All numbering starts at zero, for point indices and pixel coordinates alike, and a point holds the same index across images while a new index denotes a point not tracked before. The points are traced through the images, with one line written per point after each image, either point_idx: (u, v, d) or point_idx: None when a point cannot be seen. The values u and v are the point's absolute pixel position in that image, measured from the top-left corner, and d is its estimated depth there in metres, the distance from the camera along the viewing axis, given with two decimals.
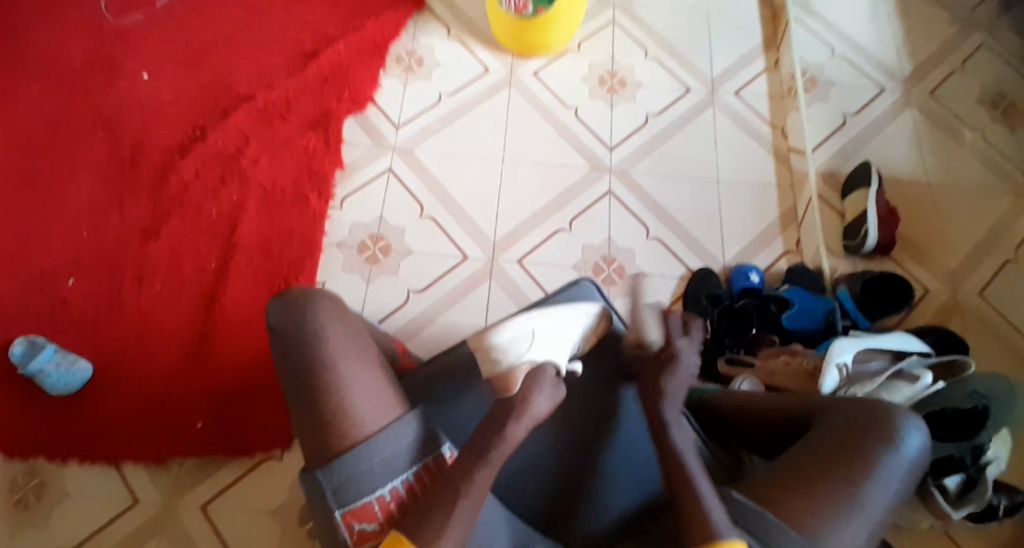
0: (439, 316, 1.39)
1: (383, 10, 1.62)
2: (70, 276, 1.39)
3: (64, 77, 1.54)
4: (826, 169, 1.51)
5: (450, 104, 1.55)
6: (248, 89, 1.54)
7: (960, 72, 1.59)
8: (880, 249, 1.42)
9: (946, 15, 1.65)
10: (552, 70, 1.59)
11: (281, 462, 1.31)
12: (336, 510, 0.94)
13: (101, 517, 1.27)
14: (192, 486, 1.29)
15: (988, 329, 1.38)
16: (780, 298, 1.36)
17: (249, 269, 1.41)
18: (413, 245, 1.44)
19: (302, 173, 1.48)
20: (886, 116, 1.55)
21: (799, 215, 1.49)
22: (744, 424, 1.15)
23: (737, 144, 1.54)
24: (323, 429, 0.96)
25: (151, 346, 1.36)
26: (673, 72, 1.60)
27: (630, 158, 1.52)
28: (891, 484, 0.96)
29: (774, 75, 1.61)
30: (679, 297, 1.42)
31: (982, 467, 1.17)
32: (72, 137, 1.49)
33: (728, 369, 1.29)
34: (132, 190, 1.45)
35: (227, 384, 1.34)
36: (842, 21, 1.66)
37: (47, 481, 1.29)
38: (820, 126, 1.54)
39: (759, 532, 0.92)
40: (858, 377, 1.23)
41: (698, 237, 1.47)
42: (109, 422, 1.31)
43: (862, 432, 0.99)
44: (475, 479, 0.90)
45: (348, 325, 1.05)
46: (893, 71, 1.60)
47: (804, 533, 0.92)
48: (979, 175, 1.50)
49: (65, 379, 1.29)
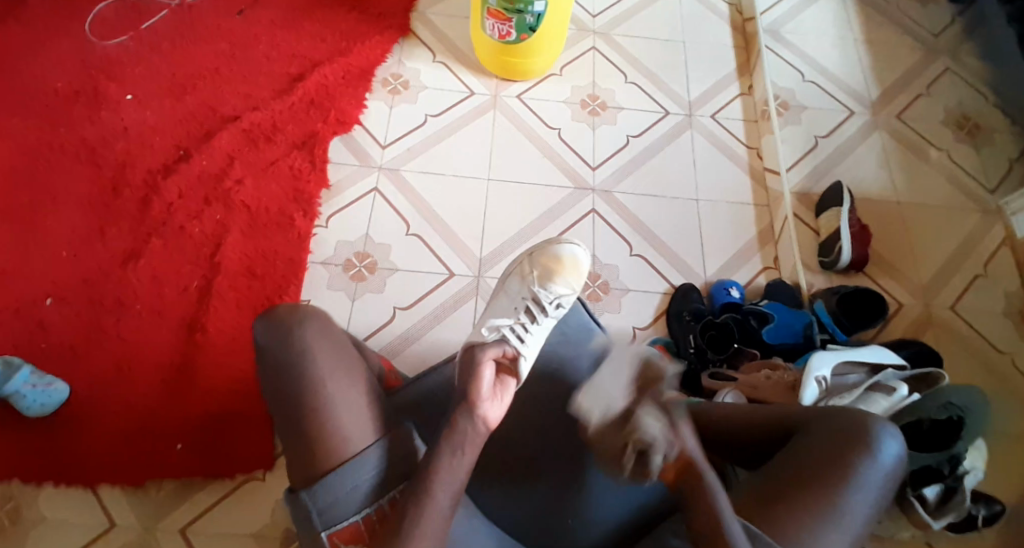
0: (424, 334, 1.40)
1: (368, 36, 1.65)
2: (48, 296, 1.37)
3: (44, 99, 1.53)
4: (801, 188, 1.56)
5: (435, 126, 1.58)
6: (234, 111, 1.55)
7: (925, 96, 1.67)
8: (854, 266, 1.46)
9: (910, 43, 1.74)
10: (534, 93, 1.63)
11: (264, 483, 1.30)
12: (321, 532, 0.94)
13: (77, 542, 1.24)
14: (172, 510, 1.27)
15: (958, 341, 1.43)
16: (759, 312, 1.39)
17: (233, 288, 1.40)
18: (399, 263, 1.45)
19: (288, 194, 1.48)
20: (855, 139, 1.62)
21: (775, 233, 1.53)
22: (723, 436, 1.14)
23: (713, 165, 1.59)
24: (313, 448, 0.96)
25: (130, 368, 1.34)
26: (651, 96, 1.65)
27: (612, 177, 1.56)
28: (869, 493, 0.99)
29: (748, 99, 1.68)
30: (662, 313, 1.46)
31: (959, 476, 1.21)
32: (53, 157, 1.48)
33: (712, 382, 1.31)
34: (114, 211, 1.44)
35: (209, 405, 1.32)
36: (810, 49, 1.73)
37: (21, 505, 1.25)
38: (794, 147, 1.60)
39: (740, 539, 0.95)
40: (836, 389, 1.26)
41: (680, 253, 1.50)
42: (87, 446, 1.28)
43: (842, 447, 1.01)
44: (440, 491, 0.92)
45: (336, 342, 1.02)
46: (861, 96, 1.67)
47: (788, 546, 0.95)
48: (946, 194, 1.56)
49: (41, 400, 1.26)
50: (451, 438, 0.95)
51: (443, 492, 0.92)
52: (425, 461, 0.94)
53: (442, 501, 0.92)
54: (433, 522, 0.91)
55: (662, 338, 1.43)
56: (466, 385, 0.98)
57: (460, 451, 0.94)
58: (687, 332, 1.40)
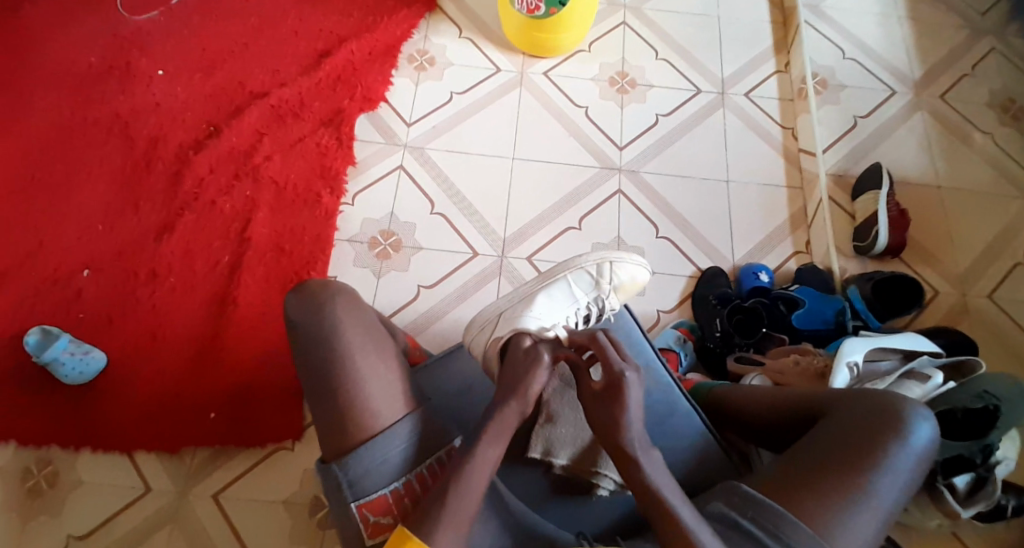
0: (447, 313, 1.40)
1: (395, 11, 1.63)
2: (85, 268, 1.40)
3: (80, 74, 1.55)
4: (837, 170, 1.51)
5: (460, 103, 1.56)
6: (262, 87, 1.55)
7: (971, 76, 1.60)
8: (890, 251, 1.42)
9: (956, 19, 1.66)
10: (562, 70, 1.60)
11: (293, 453, 1.32)
12: (351, 503, 0.97)
13: (113, 505, 1.28)
14: (204, 477, 1.30)
15: (997, 330, 1.38)
16: (789, 297, 1.36)
17: (262, 263, 1.42)
18: (424, 241, 1.45)
19: (314, 171, 1.49)
20: (896, 119, 1.56)
21: (809, 216, 1.49)
22: (750, 420, 1.14)
23: (746, 145, 1.55)
24: (339, 422, 0.98)
25: (163, 339, 1.37)
26: (683, 73, 1.61)
27: (639, 157, 1.53)
28: (900, 475, 0.97)
29: (784, 77, 1.62)
30: (688, 296, 1.43)
31: (991, 465, 1.14)
32: (88, 132, 1.51)
33: (738, 367, 1.29)
34: (147, 185, 1.47)
35: (239, 377, 1.35)
36: (851, 25, 1.66)
37: (60, 469, 1.29)
38: (830, 128, 1.55)
39: (769, 524, 0.94)
40: (868, 376, 1.22)
41: (708, 236, 1.47)
42: (122, 413, 1.32)
43: (871, 430, 0.99)
44: (475, 470, 0.94)
45: (364, 316, 1.04)
46: (903, 75, 1.60)
47: (816, 530, 0.93)
48: (989, 178, 1.50)
49: (80, 368, 1.30)
50: (495, 428, 0.98)
51: (479, 473, 0.94)
52: (463, 446, 0.97)
53: (478, 482, 0.94)
54: (470, 500, 0.93)
55: (688, 322, 1.41)
56: (518, 379, 1.02)
57: (491, 434, 0.97)
58: (712, 316, 1.38)
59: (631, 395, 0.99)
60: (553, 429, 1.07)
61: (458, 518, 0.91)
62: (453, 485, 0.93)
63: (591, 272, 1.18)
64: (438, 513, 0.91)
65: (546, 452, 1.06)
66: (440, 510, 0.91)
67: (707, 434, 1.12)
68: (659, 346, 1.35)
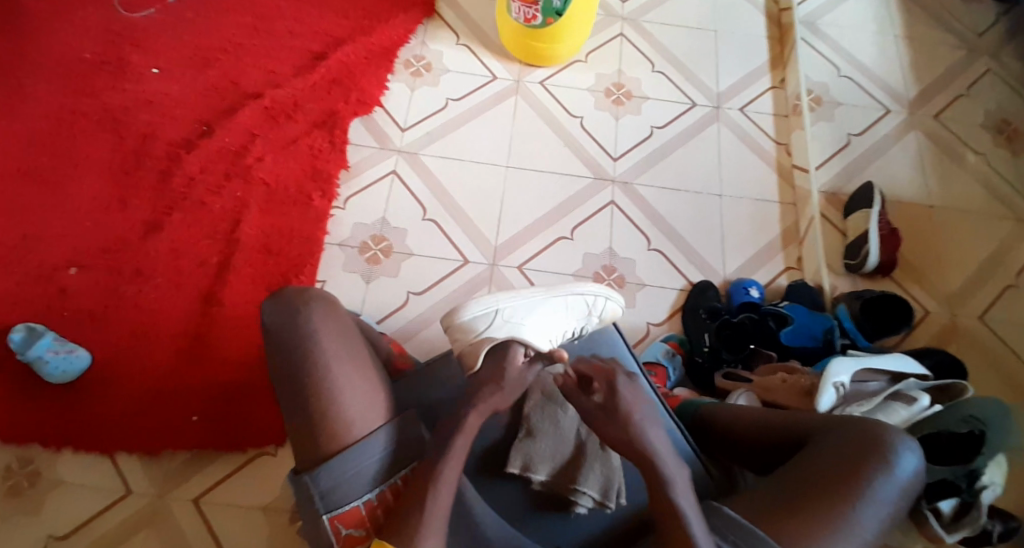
0: (435, 320, 1.39)
1: (393, 16, 1.63)
2: (69, 265, 1.39)
3: (72, 69, 1.54)
4: (829, 188, 1.51)
5: (455, 111, 1.56)
6: (256, 88, 1.54)
7: (964, 97, 1.60)
8: (880, 269, 1.41)
9: (952, 39, 1.67)
10: (558, 80, 1.60)
11: (275, 458, 1.31)
12: (323, 515, 0.95)
13: (89, 509, 1.26)
14: (184, 480, 1.29)
15: (984, 352, 1.37)
16: (779, 314, 1.35)
17: (250, 265, 1.40)
18: (414, 247, 1.44)
19: (306, 174, 1.48)
20: (889, 138, 1.56)
21: (800, 232, 1.49)
22: (737, 443, 1.14)
23: (741, 159, 1.55)
24: (317, 431, 0.97)
25: (146, 340, 1.35)
26: (679, 86, 1.61)
27: (632, 169, 1.53)
28: (883, 505, 0.97)
29: (779, 93, 1.63)
30: (678, 310, 1.43)
31: (976, 492, 1.10)
32: (79, 127, 1.49)
33: (725, 382, 1.29)
34: (135, 183, 1.45)
35: (222, 379, 1.34)
36: (848, 43, 1.67)
37: (40, 469, 1.28)
38: (824, 144, 1.55)
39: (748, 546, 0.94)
40: (854, 396, 1.21)
41: (699, 251, 1.47)
42: (101, 413, 1.30)
43: (855, 460, 0.99)
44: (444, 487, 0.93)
45: (342, 324, 1.03)
46: (898, 94, 1.61)
47: None
48: (980, 199, 1.50)
49: (62, 367, 1.28)
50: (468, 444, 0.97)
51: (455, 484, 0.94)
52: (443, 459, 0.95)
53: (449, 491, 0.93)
54: (440, 517, 0.92)
55: (677, 336, 1.40)
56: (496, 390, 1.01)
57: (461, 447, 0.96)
58: (702, 330, 1.38)
59: (631, 401, 0.98)
60: (532, 442, 1.06)
61: (435, 528, 0.91)
62: (432, 496, 0.92)
63: (588, 301, 1.16)
64: (418, 524, 0.91)
65: (525, 466, 1.05)
66: (414, 523, 0.90)
67: (692, 456, 1.12)
68: (647, 359, 1.35)
